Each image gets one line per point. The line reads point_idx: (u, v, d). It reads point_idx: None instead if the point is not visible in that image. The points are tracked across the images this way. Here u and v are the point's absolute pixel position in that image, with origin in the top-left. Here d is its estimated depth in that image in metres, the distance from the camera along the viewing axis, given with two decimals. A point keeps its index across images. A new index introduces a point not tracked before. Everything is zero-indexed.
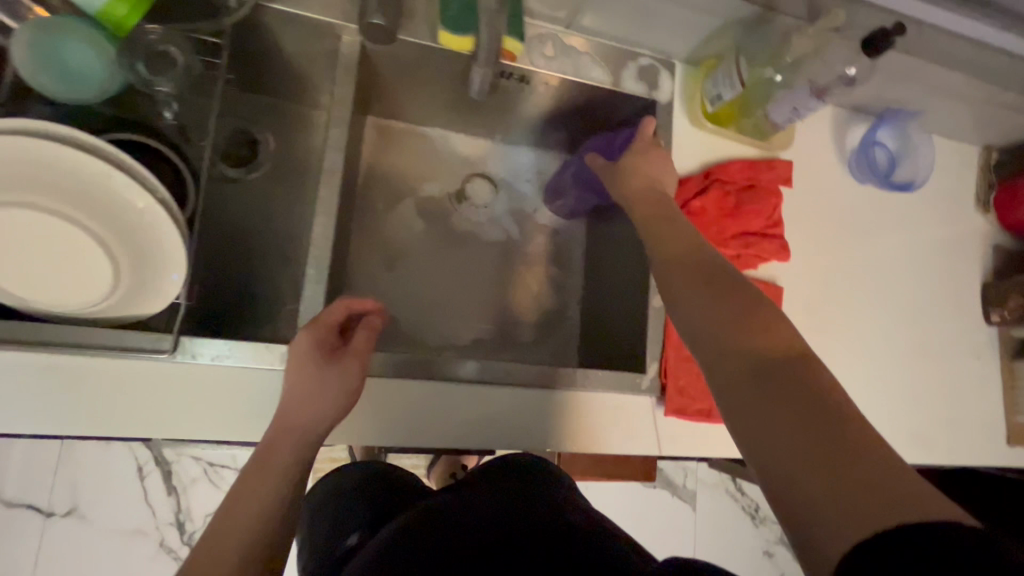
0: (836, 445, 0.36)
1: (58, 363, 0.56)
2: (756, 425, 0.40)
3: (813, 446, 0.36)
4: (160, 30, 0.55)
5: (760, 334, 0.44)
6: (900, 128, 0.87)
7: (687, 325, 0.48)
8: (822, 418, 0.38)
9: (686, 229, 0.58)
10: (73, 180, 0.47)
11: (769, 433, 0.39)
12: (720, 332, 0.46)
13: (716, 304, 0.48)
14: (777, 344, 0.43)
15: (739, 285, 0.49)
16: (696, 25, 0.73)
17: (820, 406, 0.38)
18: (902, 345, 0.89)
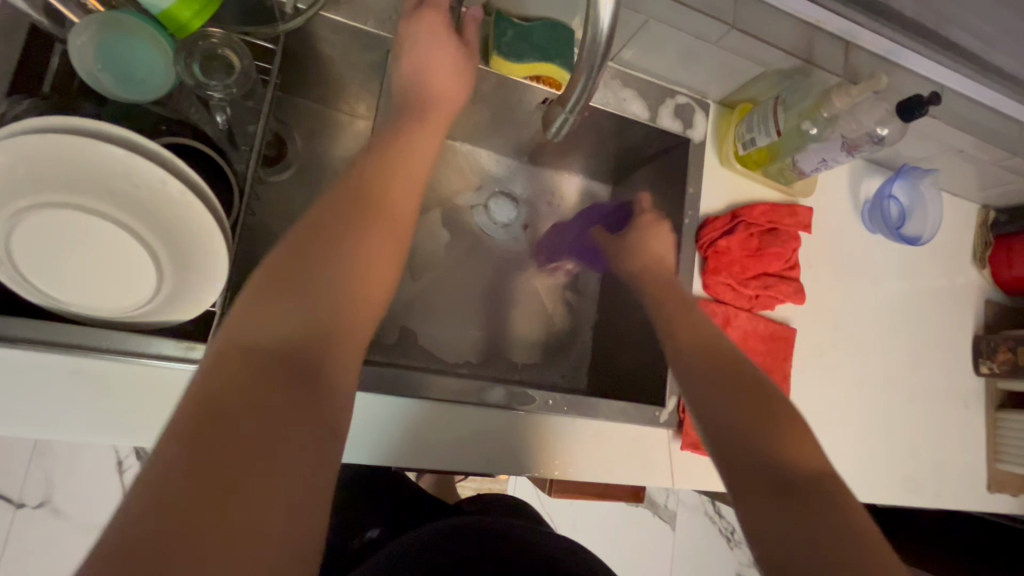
0: (833, 537, 0.43)
1: (81, 365, 0.54)
2: (765, 512, 0.46)
3: (814, 536, 0.43)
4: (219, 34, 0.55)
5: (786, 445, 0.50)
6: (911, 184, 0.92)
7: (701, 414, 0.56)
8: (820, 512, 0.45)
9: (712, 329, 0.65)
10: (126, 183, 0.45)
11: (774, 521, 0.45)
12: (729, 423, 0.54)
13: (742, 409, 0.54)
14: (780, 440, 0.51)
15: (749, 379, 0.57)
16: (736, 70, 0.76)
17: (816, 500, 0.46)
18: (899, 390, 0.93)
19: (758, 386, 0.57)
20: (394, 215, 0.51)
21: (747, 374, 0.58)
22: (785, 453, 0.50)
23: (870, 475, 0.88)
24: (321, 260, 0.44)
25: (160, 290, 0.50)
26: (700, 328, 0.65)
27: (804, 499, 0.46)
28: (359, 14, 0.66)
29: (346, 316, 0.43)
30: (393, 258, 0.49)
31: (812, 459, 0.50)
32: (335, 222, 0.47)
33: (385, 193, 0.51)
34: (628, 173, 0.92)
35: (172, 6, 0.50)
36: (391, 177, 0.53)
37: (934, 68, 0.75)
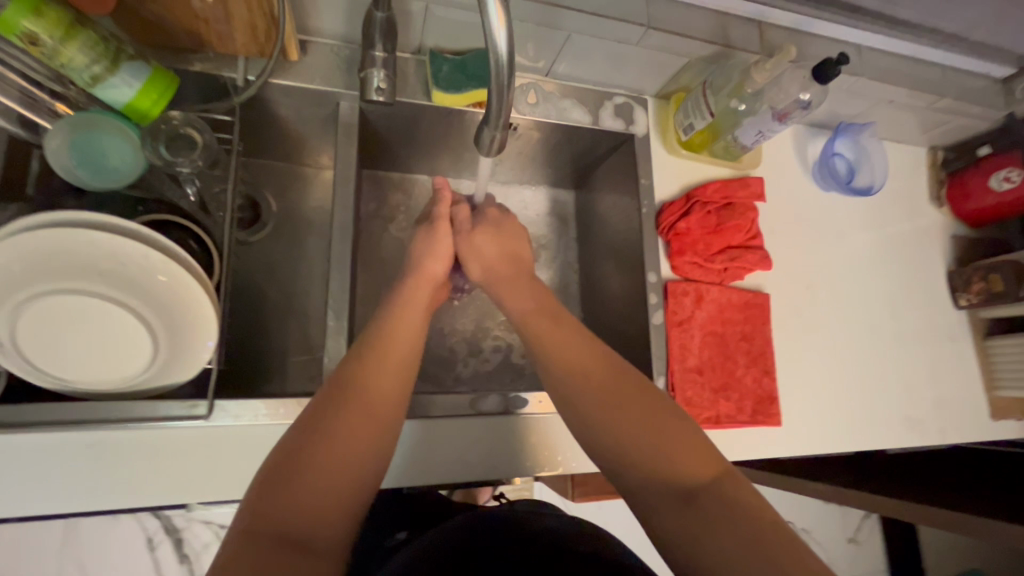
0: (721, 533, 0.46)
1: (101, 439, 0.58)
2: (663, 520, 0.50)
3: (709, 551, 0.46)
4: (180, 115, 0.59)
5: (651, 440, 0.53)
6: (853, 139, 0.96)
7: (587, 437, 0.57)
8: (758, 558, 0.44)
9: (562, 325, 0.64)
10: (112, 262, 0.50)
11: (669, 521, 0.49)
12: (613, 446, 0.55)
13: (608, 410, 0.56)
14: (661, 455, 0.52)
15: (629, 393, 0.57)
16: (664, 63, 0.80)
17: (709, 509, 0.48)
18: (882, 334, 0.96)
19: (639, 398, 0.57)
20: (375, 385, 0.55)
21: (623, 385, 0.58)
22: (670, 467, 0.51)
23: (869, 422, 0.91)
24: (313, 438, 0.50)
25: (156, 357, 0.54)
26: (547, 338, 0.63)
27: (692, 500, 0.49)
28: (306, 75, 0.71)
29: (338, 478, 0.49)
30: (378, 417, 0.54)
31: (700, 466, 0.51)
32: (319, 401, 0.53)
33: (365, 365, 0.56)
34: (586, 176, 0.97)
35: (133, 99, 0.55)
36: (386, 343, 0.60)
37: (845, 31, 0.81)
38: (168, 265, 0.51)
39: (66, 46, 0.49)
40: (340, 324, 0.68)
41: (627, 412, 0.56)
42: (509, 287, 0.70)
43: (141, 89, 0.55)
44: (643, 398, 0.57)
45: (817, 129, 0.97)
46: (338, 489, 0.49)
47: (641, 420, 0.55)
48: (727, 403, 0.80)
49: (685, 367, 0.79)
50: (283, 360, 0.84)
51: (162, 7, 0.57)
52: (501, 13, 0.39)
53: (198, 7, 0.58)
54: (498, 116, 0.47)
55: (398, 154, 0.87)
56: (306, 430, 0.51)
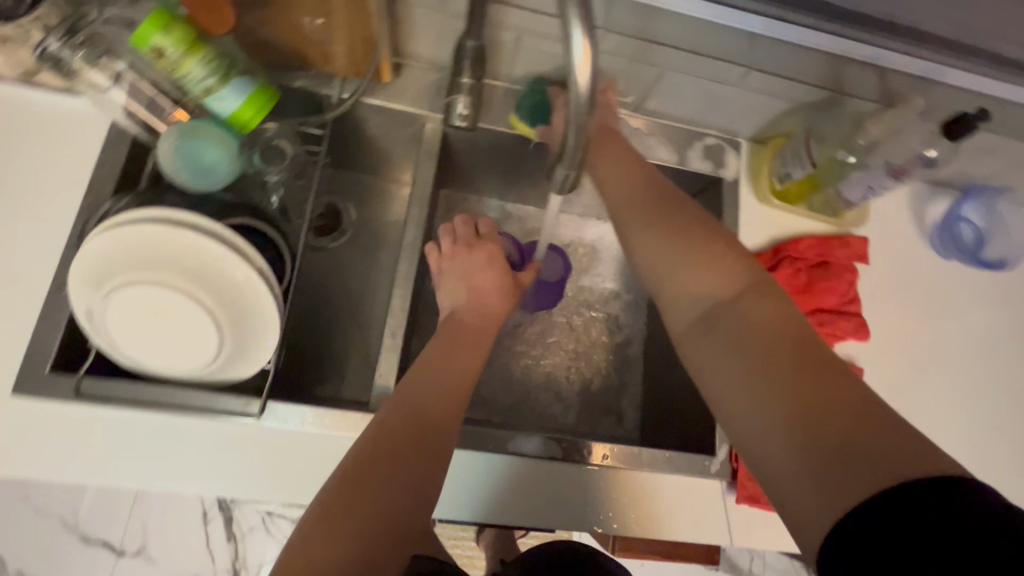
0: (851, 447, 0.39)
1: (163, 422, 0.60)
2: (779, 439, 0.42)
3: (826, 460, 0.39)
4: (274, 127, 0.65)
5: (762, 343, 0.47)
6: (987, 204, 0.84)
7: (704, 357, 0.50)
8: (894, 469, 0.37)
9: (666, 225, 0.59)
10: (195, 260, 0.53)
11: (776, 445, 0.42)
12: (720, 350, 0.49)
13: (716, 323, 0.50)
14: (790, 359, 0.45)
15: (759, 298, 0.50)
16: (764, 106, 0.75)
17: (827, 415, 0.41)
18: (1003, 433, 0.81)
19: (769, 297, 0.50)
20: (434, 417, 0.57)
21: (751, 289, 0.51)
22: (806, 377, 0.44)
23: None
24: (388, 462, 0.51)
25: (221, 352, 0.57)
26: (672, 255, 0.56)
27: (811, 412, 0.42)
28: (396, 96, 0.73)
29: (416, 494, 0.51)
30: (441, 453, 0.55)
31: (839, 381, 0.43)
32: (384, 433, 0.54)
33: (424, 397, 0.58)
34: None
35: (237, 109, 0.59)
36: (437, 369, 0.62)
37: (986, 82, 0.71)
38: (244, 269, 0.54)
39: (187, 60, 0.54)
40: (395, 341, 0.68)
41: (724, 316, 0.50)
42: (618, 179, 0.65)
43: (245, 100, 0.59)
44: (749, 290, 0.51)
45: (941, 189, 0.85)
46: (402, 542, 0.48)
47: (757, 313, 0.49)
48: None
49: None
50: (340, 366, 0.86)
51: (277, 27, 0.63)
52: (587, 53, 0.37)
53: (309, 29, 0.63)
54: (574, 154, 0.45)
55: (475, 177, 0.88)
56: (367, 467, 0.51)
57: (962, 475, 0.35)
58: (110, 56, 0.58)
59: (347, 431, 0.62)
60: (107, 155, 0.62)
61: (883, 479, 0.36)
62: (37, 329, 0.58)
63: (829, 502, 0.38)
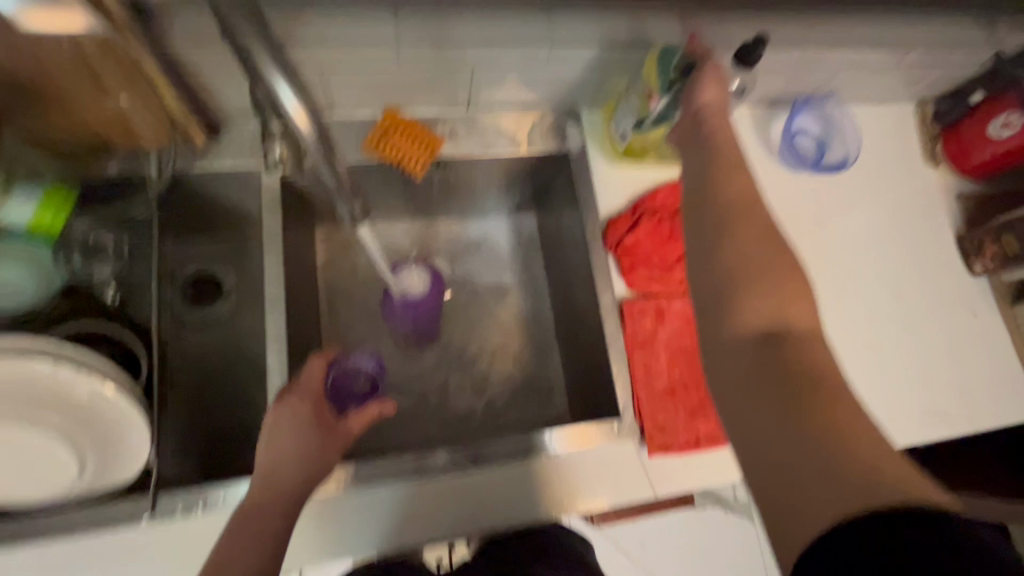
0: (825, 440, 0.40)
1: (53, 551, 0.58)
2: (762, 423, 0.43)
3: (809, 451, 0.40)
4: (85, 224, 0.61)
5: (765, 306, 0.50)
6: (819, 112, 0.88)
7: (729, 314, 0.50)
8: (858, 466, 0.38)
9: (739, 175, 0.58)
10: (26, 383, 0.51)
11: (767, 429, 0.43)
12: (746, 308, 0.50)
13: (779, 287, 0.51)
14: (805, 353, 0.46)
15: (794, 281, 0.51)
16: (585, 75, 0.76)
17: (831, 398, 0.42)
18: (885, 318, 0.86)
19: (804, 282, 0.52)
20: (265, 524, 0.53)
21: (794, 275, 0.52)
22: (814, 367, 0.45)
23: (882, 421, 0.81)
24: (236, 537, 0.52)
25: (86, 464, 0.55)
26: (737, 194, 0.56)
27: (810, 392, 0.43)
28: (219, 156, 0.72)
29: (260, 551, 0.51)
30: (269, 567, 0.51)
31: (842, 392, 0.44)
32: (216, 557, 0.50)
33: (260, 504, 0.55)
34: (540, 199, 0.94)
35: (34, 217, 0.56)
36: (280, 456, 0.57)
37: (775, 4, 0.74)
38: (80, 377, 0.52)
39: None
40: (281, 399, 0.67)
41: (797, 281, 0.52)
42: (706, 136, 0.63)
43: (41, 204, 0.56)
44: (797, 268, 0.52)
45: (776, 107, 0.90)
46: None
47: (791, 313, 0.49)
48: (706, 424, 0.73)
49: (654, 392, 0.73)
50: (255, 433, 0.84)
51: (67, 120, 0.61)
52: None
53: (108, 111, 0.61)
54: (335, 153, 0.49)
55: (340, 209, 0.87)
56: None
57: (924, 494, 0.36)
58: None
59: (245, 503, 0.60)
60: None
61: (849, 482, 0.38)
62: None
63: (807, 489, 0.39)
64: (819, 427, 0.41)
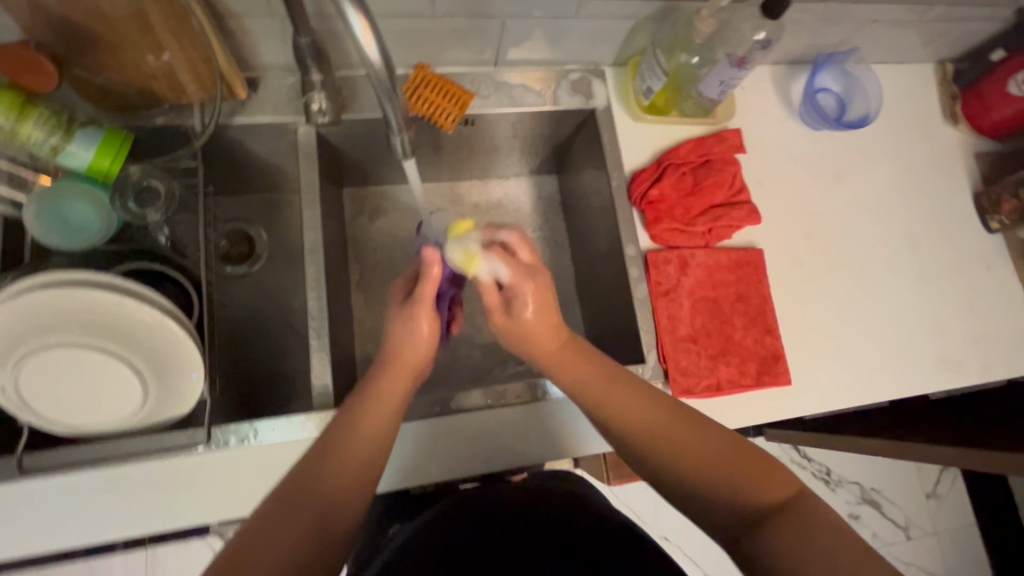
0: (809, 561, 0.47)
1: (116, 475, 0.62)
2: (759, 542, 0.50)
3: (808, 557, 0.47)
4: (139, 168, 0.63)
5: (747, 481, 0.54)
6: (839, 70, 0.90)
7: (706, 508, 0.55)
8: (828, 563, 0.46)
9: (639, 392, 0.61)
10: (95, 313, 0.54)
11: (757, 550, 0.50)
12: (669, 454, 0.57)
13: (704, 449, 0.56)
14: (765, 498, 0.52)
15: (729, 452, 0.55)
16: (611, 31, 0.78)
17: (787, 521, 0.50)
18: (901, 272, 0.88)
19: (738, 452, 0.55)
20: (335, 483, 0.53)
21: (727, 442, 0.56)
22: (755, 493, 0.53)
23: (896, 370, 0.83)
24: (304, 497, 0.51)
25: (148, 395, 0.59)
26: (600, 386, 0.62)
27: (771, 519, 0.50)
28: (257, 109, 0.74)
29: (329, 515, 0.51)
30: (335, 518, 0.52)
31: (775, 479, 0.53)
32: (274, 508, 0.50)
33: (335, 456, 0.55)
34: (563, 159, 0.96)
35: (93, 161, 0.59)
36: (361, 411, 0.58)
37: None
38: (144, 310, 0.55)
39: (22, 126, 0.55)
40: (322, 341, 0.71)
41: (718, 448, 0.56)
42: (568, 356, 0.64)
43: (97, 150, 0.59)
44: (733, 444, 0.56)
45: (797, 65, 0.91)
46: None
47: (714, 449, 0.56)
48: (727, 368, 0.76)
49: (677, 337, 0.76)
50: (294, 381, 0.87)
51: (113, 72, 0.64)
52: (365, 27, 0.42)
53: (152, 66, 0.64)
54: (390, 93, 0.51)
55: (370, 167, 0.90)
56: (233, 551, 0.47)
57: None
58: None
59: (294, 433, 0.64)
60: None
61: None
62: None
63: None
64: (814, 554, 0.47)
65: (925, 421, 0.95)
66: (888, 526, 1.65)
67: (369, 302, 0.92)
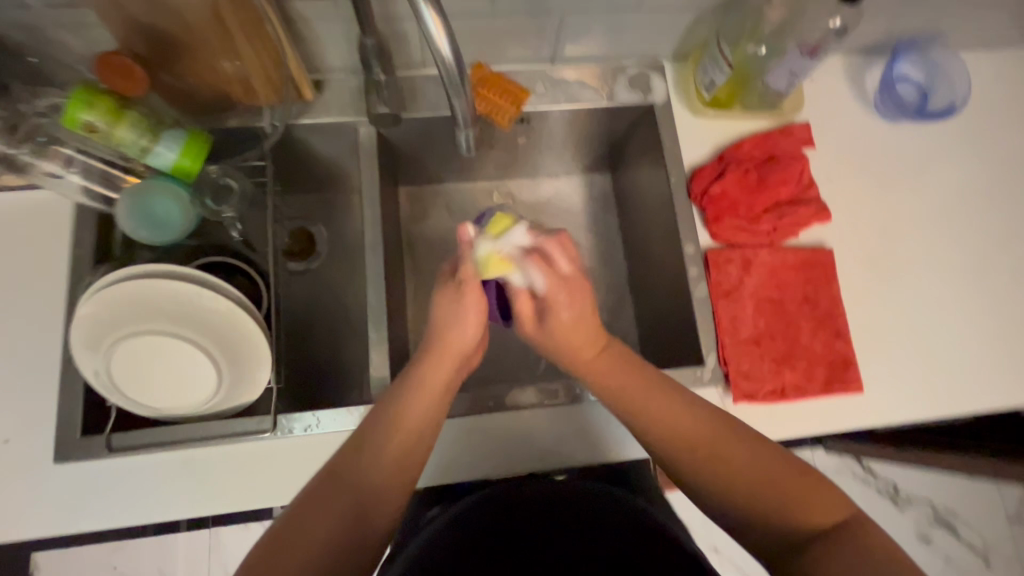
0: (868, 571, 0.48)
1: (189, 457, 0.65)
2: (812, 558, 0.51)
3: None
4: (217, 167, 0.69)
5: (801, 501, 0.54)
6: (920, 57, 0.84)
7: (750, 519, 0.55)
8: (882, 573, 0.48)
9: (676, 400, 0.60)
10: (177, 304, 0.58)
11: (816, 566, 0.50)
12: (717, 462, 0.57)
13: (750, 458, 0.57)
14: (817, 512, 0.54)
15: (776, 463, 0.56)
16: (672, 24, 0.76)
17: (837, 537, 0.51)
18: (990, 274, 0.81)
19: (786, 465, 0.56)
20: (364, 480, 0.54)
21: (775, 454, 0.57)
22: (802, 509, 0.54)
23: (984, 380, 0.77)
24: (344, 484, 0.53)
25: (221, 383, 0.62)
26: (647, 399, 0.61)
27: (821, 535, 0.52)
28: (321, 110, 0.77)
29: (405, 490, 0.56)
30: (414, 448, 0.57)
31: (819, 497, 0.54)
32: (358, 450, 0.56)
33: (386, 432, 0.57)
34: (618, 155, 0.94)
35: (176, 160, 0.62)
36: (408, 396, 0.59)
37: None
38: (221, 301, 0.59)
39: (115, 129, 0.59)
40: (381, 335, 0.72)
41: (768, 461, 0.56)
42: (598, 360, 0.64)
43: (180, 150, 0.62)
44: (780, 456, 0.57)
45: (873, 54, 0.86)
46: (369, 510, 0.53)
47: (756, 462, 0.56)
48: (793, 373, 0.73)
49: (738, 340, 0.73)
50: (350, 374, 0.90)
51: (195, 78, 0.68)
52: (438, 24, 0.44)
53: (227, 71, 0.67)
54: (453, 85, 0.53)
55: (427, 163, 0.91)
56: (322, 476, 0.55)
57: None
58: (56, 144, 0.66)
59: (353, 424, 0.66)
60: (79, 233, 0.67)
61: None
62: (58, 398, 0.64)
63: None
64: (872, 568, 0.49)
65: (1013, 442, 0.86)
66: (963, 552, 1.52)
67: (423, 297, 0.93)
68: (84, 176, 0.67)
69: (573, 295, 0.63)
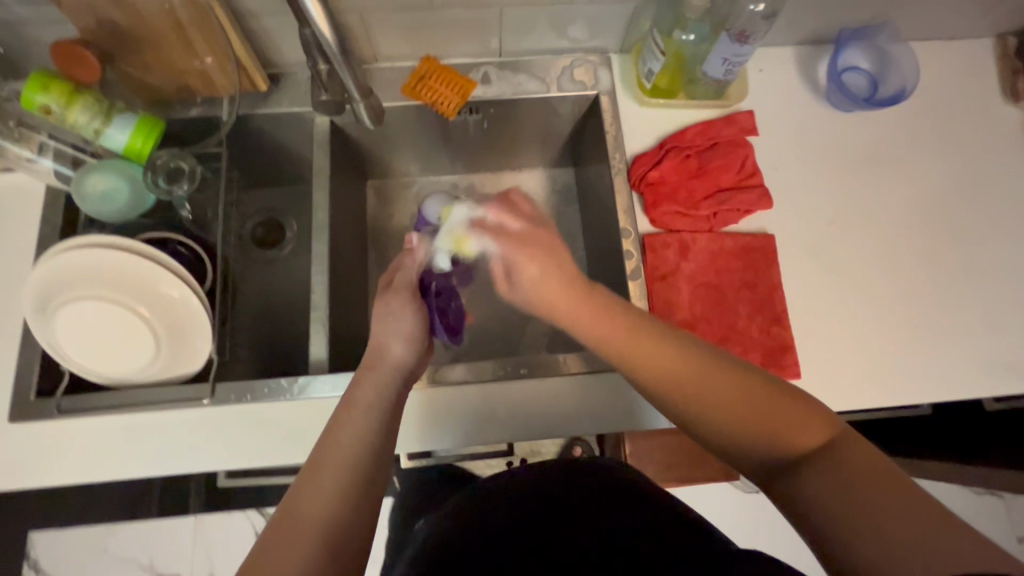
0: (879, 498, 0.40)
1: (134, 422, 0.69)
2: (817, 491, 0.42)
3: (875, 510, 0.39)
4: (166, 153, 0.71)
5: (799, 432, 0.45)
6: (868, 45, 0.84)
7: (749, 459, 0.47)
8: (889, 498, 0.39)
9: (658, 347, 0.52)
10: (118, 273, 0.62)
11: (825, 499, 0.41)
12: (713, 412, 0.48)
13: (741, 398, 0.48)
14: (826, 442, 0.44)
15: (766, 395, 0.48)
16: (612, 15, 0.78)
17: (841, 463, 0.42)
18: (945, 263, 0.79)
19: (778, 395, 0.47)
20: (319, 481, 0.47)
21: (761, 384, 0.48)
22: (801, 438, 0.45)
23: (934, 370, 0.75)
24: (304, 483, 0.47)
25: (160, 351, 0.65)
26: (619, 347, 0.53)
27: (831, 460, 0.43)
28: (277, 101, 0.81)
29: (379, 464, 0.50)
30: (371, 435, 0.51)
31: (816, 423, 0.45)
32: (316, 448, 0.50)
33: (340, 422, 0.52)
34: (575, 147, 0.96)
35: (128, 142, 0.68)
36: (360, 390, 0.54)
37: None
38: (159, 272, 0.63)
39: (70, 110, 0.65)
40: (323, 313, 0.75)
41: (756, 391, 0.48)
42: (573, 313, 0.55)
43: (131, 133, 0.68)
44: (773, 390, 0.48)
45: (822, 45, 0.86)
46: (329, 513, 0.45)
47: (748, 402, 0.48)
48: (728, 357, 0.72)
49: (672, 323, 0.74)
50: (310, 357, 0.93)
51: (153, 69, 0.73)
52: None
53: (182, 65, 0.73)
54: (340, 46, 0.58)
55: (388, 154, 0.95)
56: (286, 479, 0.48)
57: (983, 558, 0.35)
58: (28, 129, 0.71)
59: (287, 394, 0.69)
60: (46, 213, 0.73)
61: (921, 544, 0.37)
62: (18, 362, 0.68)
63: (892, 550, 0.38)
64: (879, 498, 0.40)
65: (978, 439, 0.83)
66: None
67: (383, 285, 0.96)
68: (54, 159, 0.71)
69: (536, 258, 0.56)
